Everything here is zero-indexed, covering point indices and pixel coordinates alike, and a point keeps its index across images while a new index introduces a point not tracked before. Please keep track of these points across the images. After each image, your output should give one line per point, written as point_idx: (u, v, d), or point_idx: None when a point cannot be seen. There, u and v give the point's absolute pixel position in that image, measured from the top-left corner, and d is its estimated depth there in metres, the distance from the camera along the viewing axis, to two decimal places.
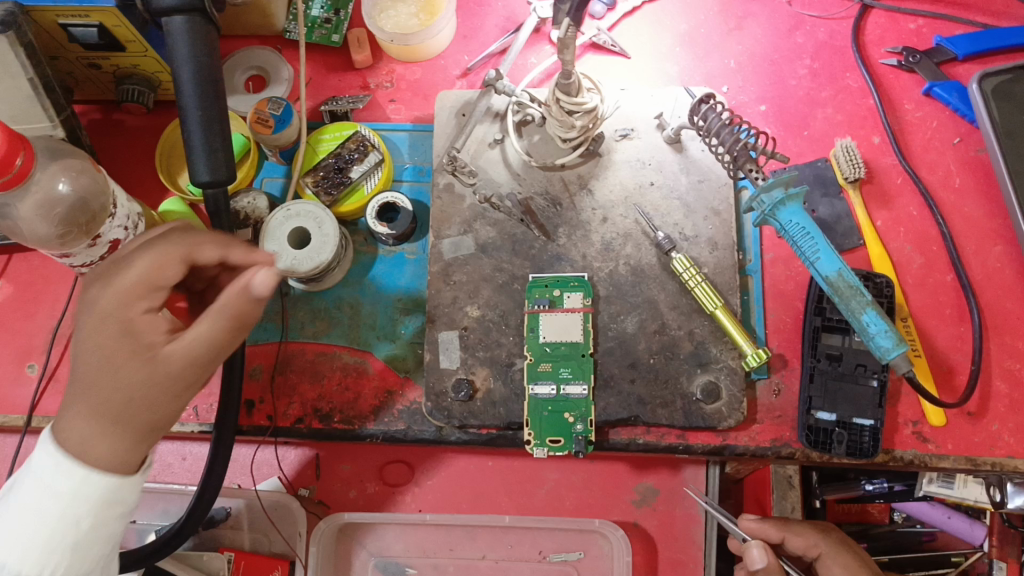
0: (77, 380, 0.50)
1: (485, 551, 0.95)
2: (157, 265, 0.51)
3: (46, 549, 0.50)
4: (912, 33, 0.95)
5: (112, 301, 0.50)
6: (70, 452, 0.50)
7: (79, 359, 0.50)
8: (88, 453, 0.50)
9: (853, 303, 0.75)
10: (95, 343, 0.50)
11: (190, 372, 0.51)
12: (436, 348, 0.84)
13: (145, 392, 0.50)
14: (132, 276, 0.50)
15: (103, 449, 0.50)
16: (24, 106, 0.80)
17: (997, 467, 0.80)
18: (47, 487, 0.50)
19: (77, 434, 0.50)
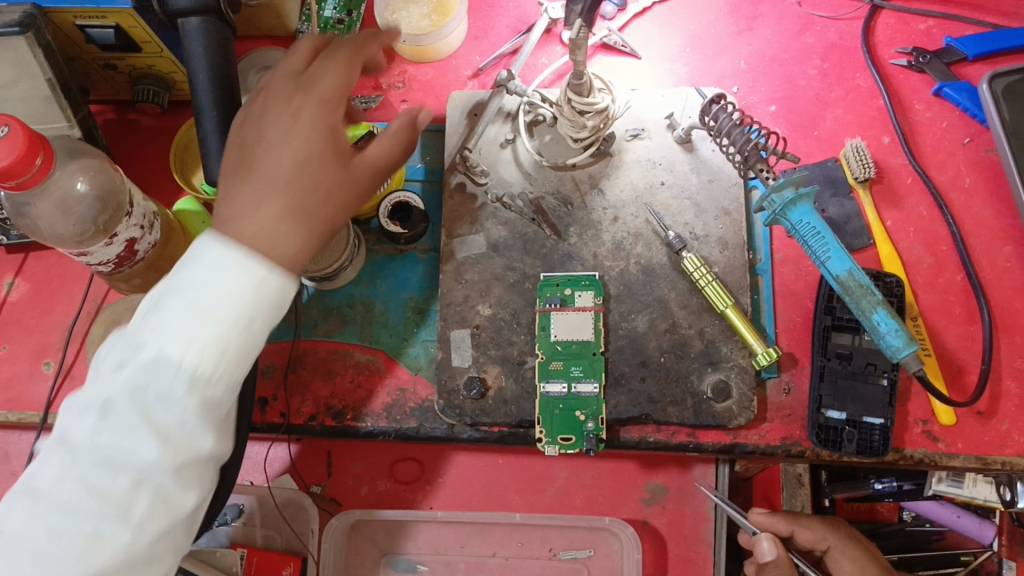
0: (270, 173, 0.56)
1: (495, 548, 0.95)
2: (333, 68, 0.59)
3: (217, 335, 0.52)
4: (922, 34, 0.96)
5: (315, 100, 0.58)
6: (256, 241, 0.54)
7: (275, 151, 0.56)
8: (272, 245, 0.55)
9: (864, 302, 0.75)
10: (306, 137, 0.56)
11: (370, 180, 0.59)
12: (447, 346, 0.85)
13: (331, 187, 0.57)
14: (324, 78, 0.59)
15: (287, 245, 0.55)
16: (42, 105, 0.81)
17: (1006, 466, 0.80)
18: (225, 265, 0.53)
19: (264, 214, 0.55)
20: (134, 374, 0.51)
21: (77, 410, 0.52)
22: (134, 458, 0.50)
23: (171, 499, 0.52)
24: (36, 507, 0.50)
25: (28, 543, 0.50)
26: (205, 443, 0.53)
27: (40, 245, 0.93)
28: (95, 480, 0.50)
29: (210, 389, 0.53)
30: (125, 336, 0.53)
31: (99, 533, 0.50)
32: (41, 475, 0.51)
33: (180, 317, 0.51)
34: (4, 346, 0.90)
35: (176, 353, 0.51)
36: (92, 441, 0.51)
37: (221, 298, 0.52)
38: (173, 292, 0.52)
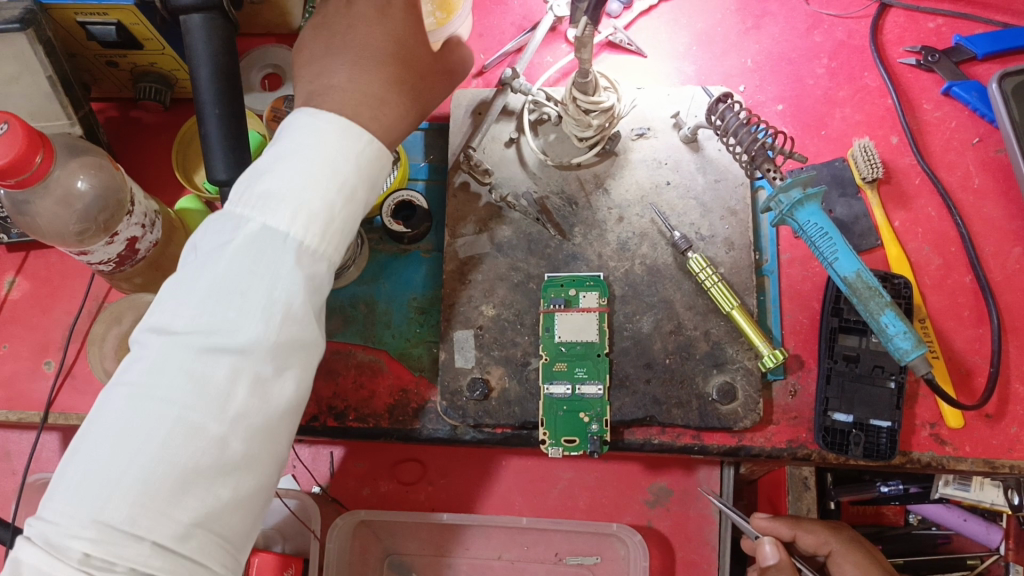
0: (364, 42, 0.63)
1: (500, 551, 0.94)
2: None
3: (317, 207, 0.56)
4: (931, 32, 0.95)
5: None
6: (344, 108, 0.60)
7: (363, 21, 0.63)
8: (366, 113, 0.61)
9: (872, 304, 0.75)
10: (393, 25, 0.63)
11: (447, 77, 0.68)
12: (450, 346, 0.84)
13: (411, 49, 0.64)
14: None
15: (385, 112, 0.62)
16: (43, 102, 0.80)
17: (1015, 470, 0.79)
18: (325, 142, 0.57)
19: (362, 82, 0.62)
20: (239, 249, 0.54)
21: (174, 297, 0.54)
22: (238, 336, 0.53)
23: (267, 388, 0.54)
24: (135, 396, 0.52)
25: (130, 432, 0.51)
26: (300, 332, 0.55)
27: (40, 243, 0.92)
28: (199, 356, 0.52)
29: (309, 268, 0.56)
30: (226, 220, 0.56)
31: (201, 418, 0.51)
32: (137, 367, 0.53)
33: (285, 191, 0.55)
34: (4, 345, 0.89)
35: (280, 228, 0.55)
36: (195, 323, 0.53)
37: (320, 170, 0.57)
38: (273, 173, 0.56)
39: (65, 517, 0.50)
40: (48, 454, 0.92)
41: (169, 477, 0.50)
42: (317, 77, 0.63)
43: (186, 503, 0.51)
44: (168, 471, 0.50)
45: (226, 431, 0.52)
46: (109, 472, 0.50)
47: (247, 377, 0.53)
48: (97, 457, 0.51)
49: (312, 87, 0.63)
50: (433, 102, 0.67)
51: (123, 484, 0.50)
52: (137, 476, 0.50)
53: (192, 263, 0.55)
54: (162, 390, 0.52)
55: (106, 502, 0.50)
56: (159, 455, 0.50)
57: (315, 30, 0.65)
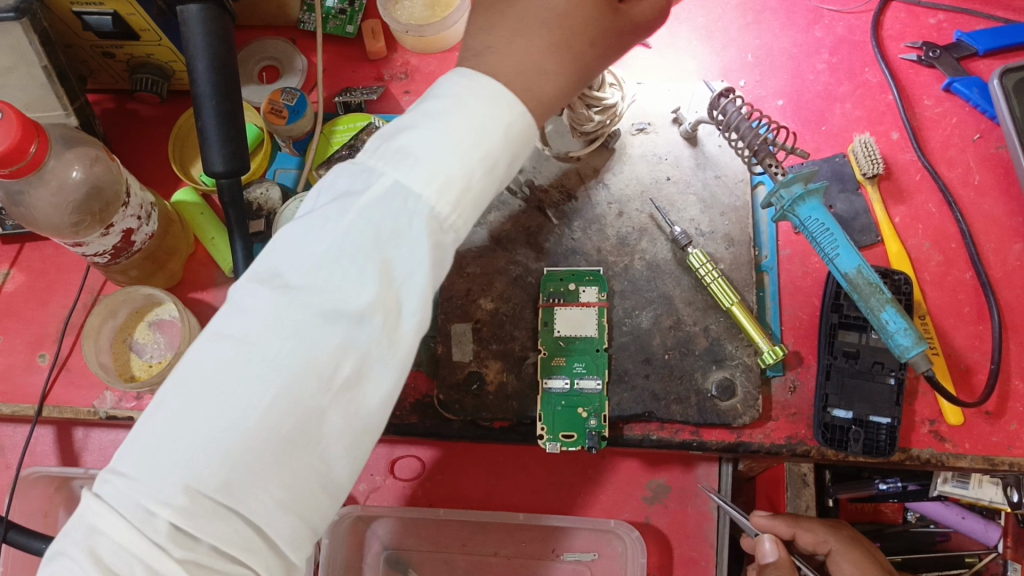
0: (540, 2, 0.57)
1: (497, 548, 0.96)
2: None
3: (456, 178, 0.52)
4: (932, 28, 0.94)
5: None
6: (505, 71, 0.56)
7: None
8: (521, 84, 0.56)
9: (873, 300, 0.75)
10: None
11: (622, 34, 0.60)
12: (448, 340, 0.84)
13: (587, 13, 0.57)
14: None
15: (542, 83, 0.57)
16: (39, 92, 0.80)
17: (1015, 467, 0.79)
18: (476, 105, 0.53)
19: (523, 46, 0.57)
20: (366, 209, 0.51)
21: (293, 248, 0.51)
22: (353, 306, 0.50)
23: (374, 363, 0.51)
24: (239, 356, 0.49)
25: (231, 393, 0.49)
26: (419, 311, 0.52)
27: (35, 235, 0.92)
28: (314, 322, 0.50)
29: (438, 238, 0.52)
30: (360, 170, 0.53)
31: (302, 390, 0.49)
32: (244, 318, 0.50)
33: (423, 153, 0.52)
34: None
35: (410, 190, 0.51)
36: (310, 283, 0.50)
37: (464, 133, 0.52)
38: (414, 130, 0.52)
39: (152, 477, 0.49)
40: (42, 448, 0.91)
41: (261, 450, 0.49)
42: (483, 28, 0.59)
43: (271, 482, 0.50)
44: (262, 443, 0.49)
45: (328, 404, 0.50)
46: (202, 437, 0.49)
47: (355, 350, 0.50)
48: (195, 415, 0.49)
49: (476, 37, 0.59)
50: (610, 62, 0.61)
51: (217, 452, 0.49)
52: (231, 445, 0.49)
53: (317, 214, 0.52)
54: (267, 354, 0.49)
55: (193, 471, 0.49)
56: (257, 426, 0.49)
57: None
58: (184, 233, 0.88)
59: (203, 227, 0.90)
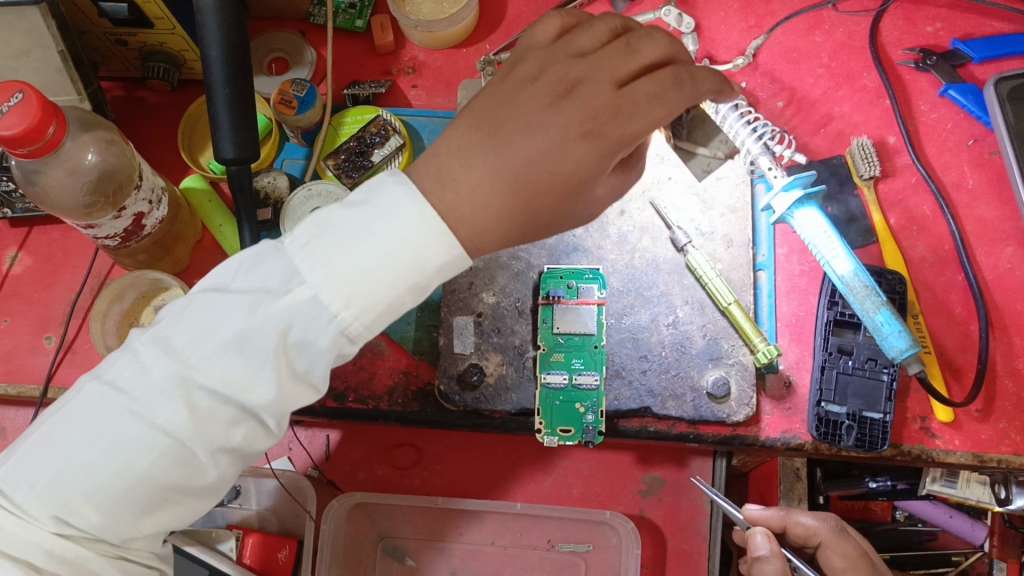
0: (522, 164, 0.60)
1: (493, 538, 0.97)
2: (628, 119, 0.59)
3: (369, 302, 0.59)
4: (930, 36, 0.96)
5: (583, 142, 0.59)
6: (457, 211, 0.60)
7: (535, 141, 0.60)
8: (464, 229, 0.61)
9: (867, 303, 0.78)
10: (569, 162, 0.60)
11: (577, 211, 0.65)
12: (449, 331, 0.85)
13: (550, 197, 0.61)
14: (636, 121, 0.59)
15: (483, 234, 0.62)
16: (53, 78, 0.81)
17: (1003, 464, 0.81)
18: (409, 239, 0.58)
19: (480, 199, 0.61)
20: (275, 313, 0.57)
21: (203, 328, 0.58)
22: (249, 395, 0.58)
23: (260, 430, 0.61)
24: (133, 415, 0.58)
25: (124, 448, 0.57)
26: (304, 395, 0.61)
27: (43, 219, 0.93)
28: (208, 398, 0.58)
29: (336, 346, 0.60)
30: (276, 270, 0.59)
31: (190, 450, 0.58)
32: (142, 381, 0.58)
33: (336, 272, 0.58)
34: (5, 319, 0.90)
35: (322, 304, 0.58)
36: (207, 366, 0.58)
37: (384, 261, 0.58)
38: (337, 243, 0.58)
39: (40, 498, 0.57)
40: None
41: (148, 490, 0.58)
42: (459, 152, 0.61)
43: (146, 515, 0.59)
44: (146, 486, 0.58)
45: (208, 463, 0.59)
46: (87, 478, 0.57)
47: (245, 422, 0.59)
48: (89, 457, 0.57)
49: (448, 158, 0.62)
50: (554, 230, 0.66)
51: (109, 486, 0.57)
52: (118, 483, 0.57)
53: (224, 301, 0.59)
54: (163, 417, 0.57)
55: (81, 498, 0.57)
56: (144, 474, 0.57)
57: (503, 104, 0.62)
58: (191, 219, 0.89)
59: (211, 214, 0.91)
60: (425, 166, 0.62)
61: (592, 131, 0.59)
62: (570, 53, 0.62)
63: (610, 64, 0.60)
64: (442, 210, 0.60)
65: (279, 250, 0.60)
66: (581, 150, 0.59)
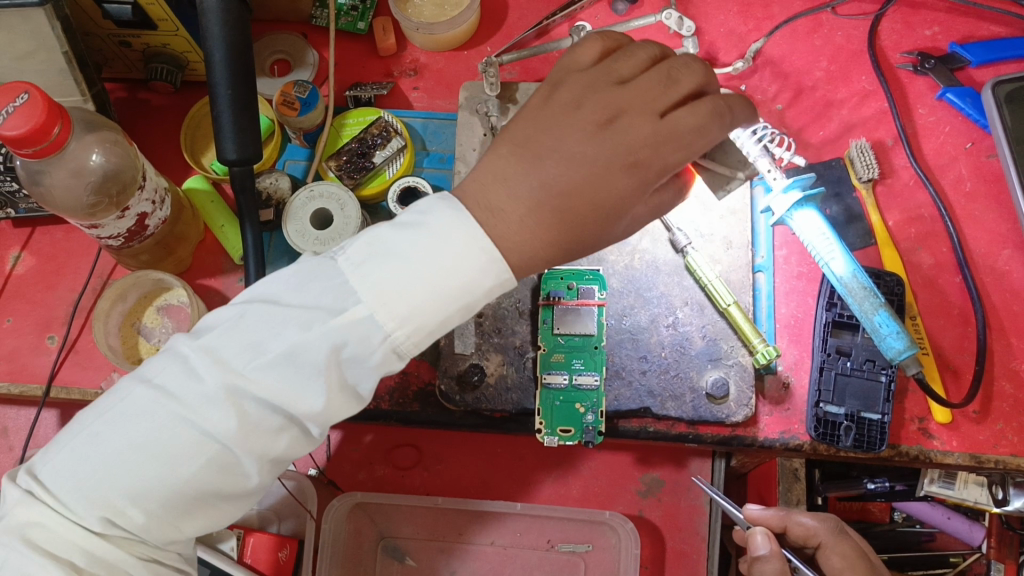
0: (568, 192, 0.60)
1: (492, 538, 0.97)
2: (670, 151, 0.61)
3: (423, 322, 0.58)
4: (928, 39, 0.96)
5: (627, 172, 0.61)
6: (505, 239, 0.60)
7: (581, 170, 0.60)
8: (511, 256, 0.61)
9: (865, 304, 0.79)
10: (613, 190, 0.61)
11: (611, 236, 0.65)
12: (450, 332, 0.85)
13: (592, 225, 0.62)
14: (676, 153, 0.61)
15: (528, 261, 0.62)
16: (58, 79, 0.82)
17: (1000, 465, 0.81)
18: (465, 263, 0.58)
19: (526, 226, 0.61)
20: (330, 330, 0.57)
21: (255, 340, 0.57)
22: (300, 408, 0.58)
23: (306, 437, 0.61)
24: (183, 422, 0.57)
25: (172, 454, 0.57)
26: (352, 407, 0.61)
27: (46, 220, 0.93)
28: (259, 411, 0.58)
29: (386, 363, 0.59)
30: (331, 284, 0.58)
31: (237, 457, 0.58)
32: (192, 388, 0.57)
33: (393, 290, 0.57)
34: (8, 319, 0.90)
35: (378, 323, 0.58)
36: (259, 378, 0.57)
37: (442, 285, 0.58)
38: (394, 263, 0.57)
39: (85, 497, 0.57)
40: (45, 430, 0.93)
41: (191, 495, 0.58)
42: (501, 178, 0.61)
43: (189, 516, 0.59)
44: (191, 491, 0.58)
45: (254, 471, 0.59)
46: (133, 481, 0.57)
47: (292, 431, 0.59)
48: (137, 460, 0.57)
49: (489, 185, 0.61)
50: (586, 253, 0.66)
51: (155, 490, 0.57)
52: (164, 488, 0.57)
53: (278, 314, 0.58)
54: (213, 426, 0.57)
55: (125, 499, 0.57)
56: (189, 479, 0.57)
57: (546, 129, 0.62)
58: (194, 220, 0.90)
59: (213, 214, 0.91)
60: (469, 193, 0.62)
61: (635, 162, 0.61)
62: (611, 81, 0.63)
63: (652, 95, 0.62)
64: (493, 240, 0.60)
65: (333, 263, 0.59)
66: (626, 181, 0.61)
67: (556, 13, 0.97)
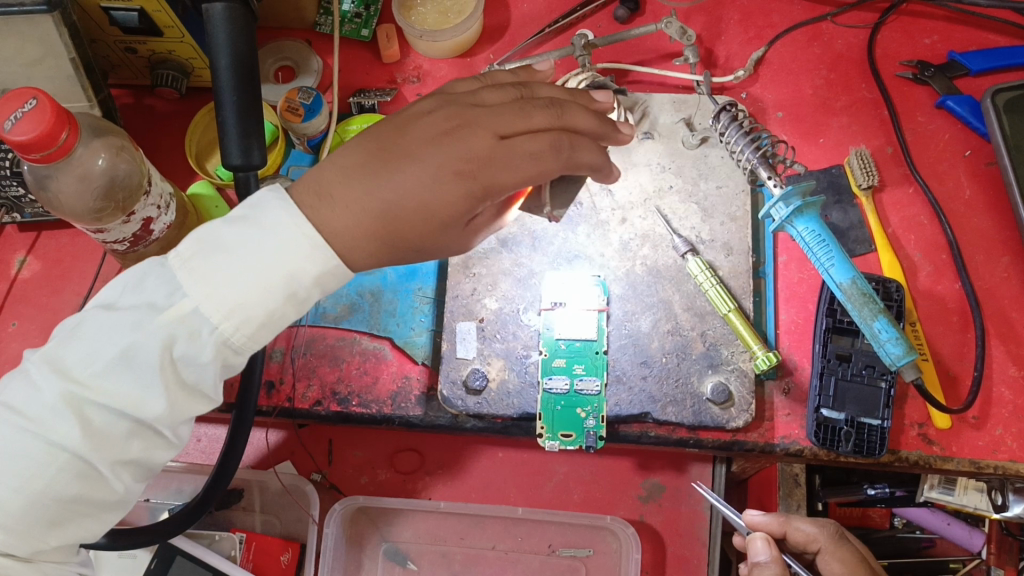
0: (399, 190, 0.62)
1: (494, 542, 0.98)
2: (502, 169, 0.62)
3: (251, 315, 0.60)
4: (927, 48, 0.97)
5: (455, 180, 0.62)
6: (335, 226, 0.62)
7: (414, 171, 0.62)
8: (338, 245, 0.62)
9: (865, 310, 0.78)
10: (440, 194, 0.62)
11: (443, 243, 0.66)
12: (453, 337, 0.86)
13: (419, 228, 0.63)
14: (507, 173, 0.62)
15: (352, 252, 0.63)
16: (64, 84, 0.83)
17: (999, 471, 0.81)
18: (287, 250, 0.60)
19: (354, 218, 0.62)
20: (158, 328, 0.58)
21: (89, 346, 0.59)
22: (142, 410, 0.59)
23: (160, 440, 0.62)
24: (28, 433, 0.57)
25: (22, 464, 0.57)
26: (198, 402, 0.62)
27: (52, 224, 0.94)
28: (102, 414, 0.58)
29: (223, 357, 0.61)
30: (160, 284, 0.60)
31: (90, 465, 0.59)
32: (35, 401, 0.58)
33: (216, 283, 0.59)
34: (13, 323, 0.90)
35: (205, 316, 0.59)
36: (99, 382, 0.58)
37: (268, 279, 0.59)
38: (217, 258, 0.59)
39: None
40: None
41: (48, 505, 0.58)
42: (343, 171, 0.64)
43: (53, 528, 0.59)
44: (47, 501, 0.58)
45: (110, 475, 0.60)
46: None
47: (141, 435, 0.60)
48: None
49: (330, 175, 0.64)
50: (416, 259, 0.68)
51: (9, 504, 0.57)
52: (19, 501, 0.57)
53: (112, 317, 0.59)
54: (57, 435, 0.57)
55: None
56: (45, 488, 0.58)
57: (397, 133, 0.65)
58: (198, 225, 0.90)
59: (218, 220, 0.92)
60: (310, 179, 0.64)
61: (466, 172, 0.62)
62: (469, 103, 0.66)
63: (499, 117, 0.64)
64: (319, 225, 0.62)
65: (163, 266, 0.61)
66: (454, 189, 0.62)
67: (557, 21, 0.98)
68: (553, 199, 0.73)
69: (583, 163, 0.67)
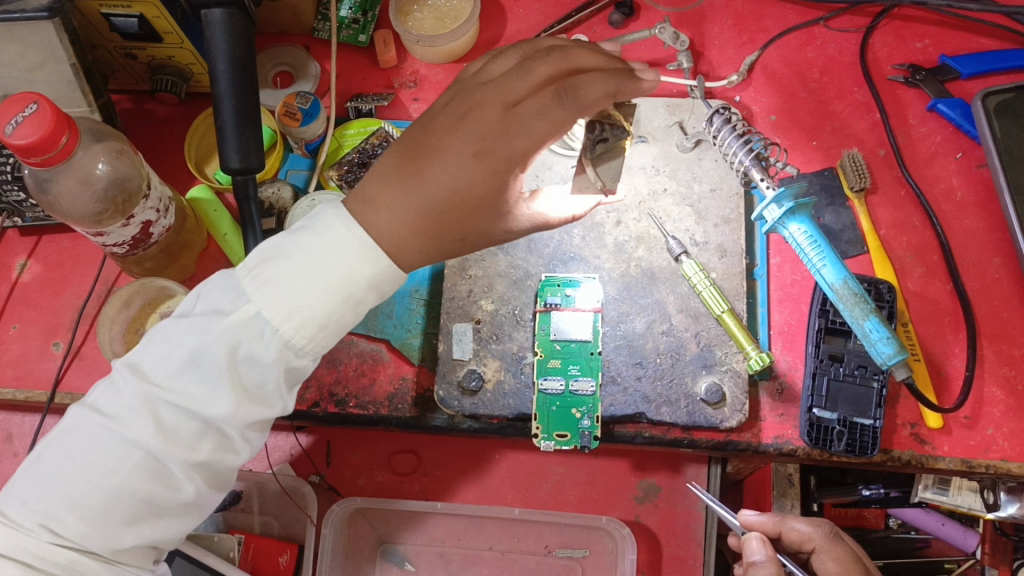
0: (431, 180, 0.63)
1: (492, 543, 0.99)
2: (518, 137, 0.62)
3: (311, 315, 0.63)
4: (919, 52, 0.98)
5: (478, 159, 0.63)
6: (382, 228, 0.64)
7: (439, 161, 0.63)
8: (391, 246, 0.64)
9: (856, 310, 0.79)
10: (470, 178, 0.63)
11: (498, 231, 0.67)
12: (449, 338, 0.87)
13: (464, 217, 0.64)
14: (523, 137, 0.62)
15: (405, 251, 0.65)
16: (66, 89, 0.84)
17: (991, 470, 0.82)
18: (342, 254, 0.63)
19: (399, 216, 0.64)
20: (224, 331, 0.62)
21: (163, 349, 0.62)
22: (208, 410, 0.61)
23: (228, 444, 0.64)
24: (107, 431, 0.61)
25: (100, 461, 0.61)
26: (266, 410, 0.64)
27: (52, 228, 0.95)
28: (172, 414, 0.62)
29: (286, 360, 0.64)
30: (227, 291, 0.64)
31: (163, 464, 0.61)
32: (113, 401, 0.62)
33: (278, 288, 0.62)
34: (15, 326, 0.91)
35: (267, 320, 0.62)
36: (170, 384, 0.62)
37: (324, 281, 0.62)
38: (279, 263, 0.63)
39: (27, 509, 0.60)
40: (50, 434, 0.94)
41: (125, 503, 0.61)
42: (380, 174, 0.66)
43: (130, 527, 0.62)
44: (123, 500, 0.61)
45: (182, 476, 0.62)
46: (73, 491, 0.60)
47: (210, 437, 0.63)
48: (75, 473, 0.61)
49: (370, 182, 0.66)
50: (476, 251, 0.69)
51: (88, 500, 0.60)
52: (97, 496, 0.60)
53: (183, 323, 0.63)
54: (133, 432, 0.61)
55: (61, 509, 0.60)
56: (120, 485, 0.60)
57: (424, 128, 0.66)
58: (196, 228, 0.91)
59: (217, 223, 0.92)
60: (356, 190, 0.66)
61: (486, 150, 0.63)
62: (479, 83, 0.67)
63: (505, 86, 0.64)
64: (367, 231, 0.64)
65: (232, 277, 0.65)
66: (479, 168, 0.63)
67: (553, 26, 1.00)
68: (595, 158, 0.69)
69: (603, 96, 0.62)
